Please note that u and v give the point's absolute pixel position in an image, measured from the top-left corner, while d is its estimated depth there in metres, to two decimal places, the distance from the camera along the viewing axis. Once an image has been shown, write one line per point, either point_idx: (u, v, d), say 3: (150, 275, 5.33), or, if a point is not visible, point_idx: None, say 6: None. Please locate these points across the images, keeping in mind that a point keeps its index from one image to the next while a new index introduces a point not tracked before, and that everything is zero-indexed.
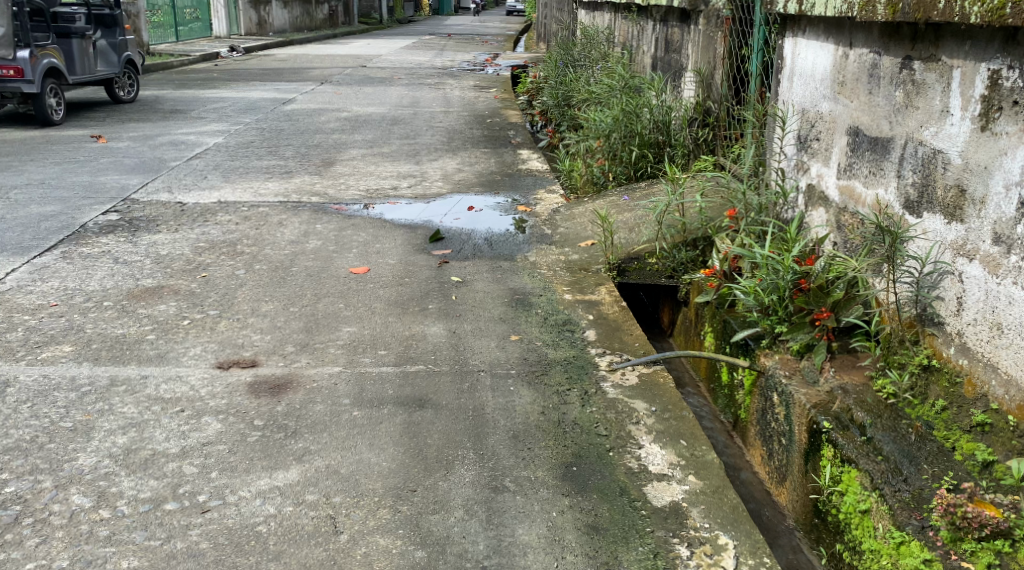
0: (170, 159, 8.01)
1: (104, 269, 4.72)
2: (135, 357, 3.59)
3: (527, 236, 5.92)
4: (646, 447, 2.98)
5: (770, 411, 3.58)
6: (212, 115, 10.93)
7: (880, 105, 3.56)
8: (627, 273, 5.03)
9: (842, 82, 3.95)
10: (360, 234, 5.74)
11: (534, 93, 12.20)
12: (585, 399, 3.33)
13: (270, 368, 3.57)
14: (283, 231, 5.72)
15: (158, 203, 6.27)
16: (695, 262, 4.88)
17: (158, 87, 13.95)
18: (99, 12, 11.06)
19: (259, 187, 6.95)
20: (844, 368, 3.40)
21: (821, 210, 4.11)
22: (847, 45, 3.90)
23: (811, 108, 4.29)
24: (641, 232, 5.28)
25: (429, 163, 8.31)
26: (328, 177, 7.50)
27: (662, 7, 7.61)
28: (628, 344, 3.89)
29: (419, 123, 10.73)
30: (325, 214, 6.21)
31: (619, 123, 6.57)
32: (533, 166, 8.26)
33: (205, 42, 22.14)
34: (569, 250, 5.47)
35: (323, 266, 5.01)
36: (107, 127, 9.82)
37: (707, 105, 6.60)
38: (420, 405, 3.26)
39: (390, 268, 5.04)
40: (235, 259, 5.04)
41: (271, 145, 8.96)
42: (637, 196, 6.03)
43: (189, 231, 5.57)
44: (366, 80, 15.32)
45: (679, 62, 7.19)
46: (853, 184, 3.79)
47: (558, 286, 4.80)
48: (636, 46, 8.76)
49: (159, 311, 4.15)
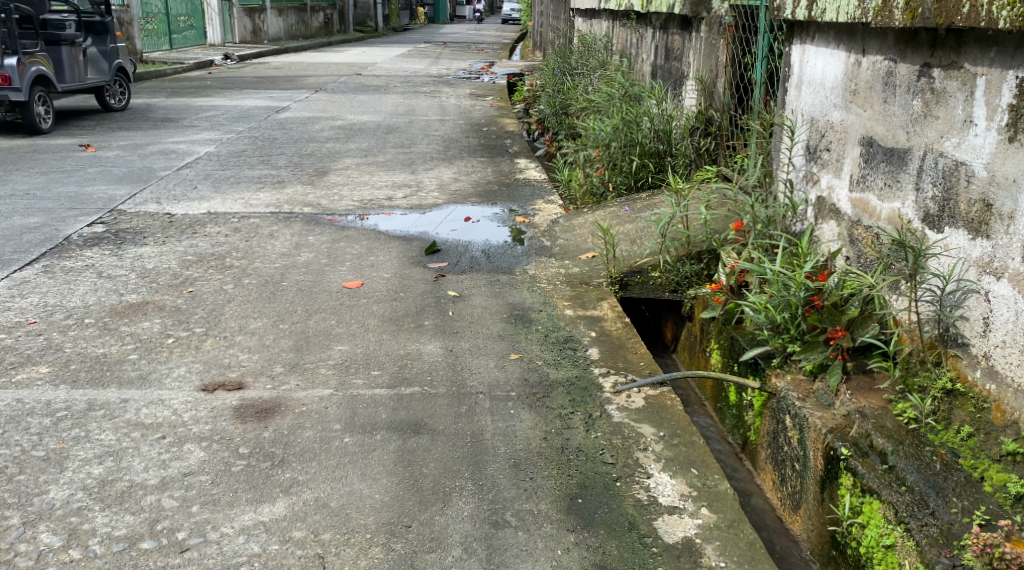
0: (160, 168, 7.84)
1: (86, 284, 4.55)
2: (116, 379, 3.42)
3: (526, 247, 5.77)
4: (655, 477, 2.81)
5: (782, 435, 3.43)
6: (204, 123, 10.78)
7: (897, 115, 3.40)
8: (629, 287, 4.89)
9: (854, 91, 3.79)
10: (353, 247, 5.57)
11: (532, 101, 12.07)
12: (589, 424, 3.16)
13: (258, 390, 3.39)
14: (274, 243, 5.55)
15: (146, 214, 6.10)
16: (700, 275, 4.73)
17: (151, 95, 13.79)
18: (89, 20, 10.91)
19: (250, 198, 6.78)
20: (860, 391, 3.23)
21: (832, 223, 3.96)
22: (859, 52, 3.74)
23: (821, 117, 4.13)
24: (643, 245, 5.15)
25: (425, 172, 8.16)
26: (321, 186, 7.33)
27: (662, 15, 7.46)
28: (632, 363, 3.73)
29: (415, 131, 10.57)
30: (318, 226, 6.05)
31: (618, 132, 6.47)
32: (531, 176, 8.12)
33: (199, 50, 21.99)
34: (570, 263, 5.31)
35: (315, 280, 4.85)
36: (97, 135, 9.66)
37: (709, 114, 6.38)
38: (416, 431, 3.09)
39: (385, 282, 4.88)
40: (223, 274, 4.87)
41: (263, 154, 8.80)
42: (638, 207, 5.91)
43: (176, 244, 5.40)
44: (361, 88, 15.19)
45: (679, 70, 7.02)
46: (867, 198, 3.64)
47: (559, 301, 4.64)
48: (635, 53, 8.61)
49: (143, 329, 3.97)
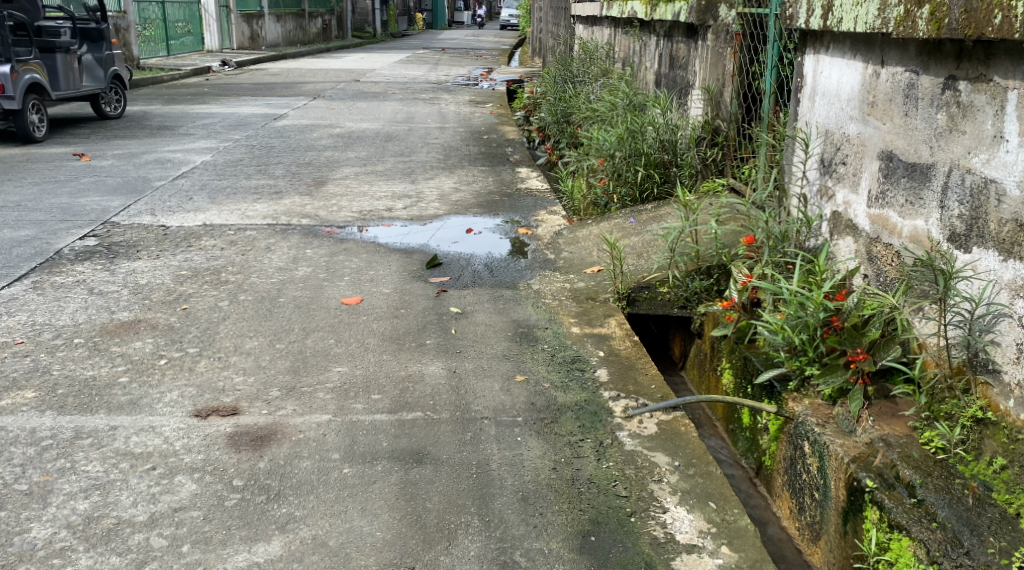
0: (155, 178, 7.70)
1: (77, 301, 4.41)
2: (104, 404, 3.28)
3: (529, 261, 5.63)
4: (671, 512, 2.69)
5: (800, 462, 3.28)
6: (201, 132, 10.64)
7: (919, 129, 3.26)
8: (637, 303, 4.73)
9: (873, 103, 3.66)
10: (352, 260, 5.43)
11: (532, 108, 11.93)
12: (600, 453, 3.02)
13: (253, 416, 3.25)
14: (271, 257, 5.41)
15: (140, 227, 5.96)
16: (710, 291, 4.58)
17: (148, 103, 13.65)
18: (84, 27, 10.77)
19: (247, 209, 6.64)
20: (883, 417, 3.09)
21: (849, 239, 3.82)
22: (878, 63, 3.61)
23: (836, 129, 4.00)
24: (650, 259, 5.04)
25: (425, 182, 8.02)
26: (319, 197, 7.19)
27: (666, 22, 7.32)
28: (643, 385, 3.57)
29: (414, 139, 10.43)
30: (316, 238, 5.91)
31: (623, 143, 6.32)
32: (533, 185, 7.98)
33: (196, 56, 21.85)
34: (575, 278, 5.17)
35: (312, 296, 4.70)
36: (92, 144, 9.52)
37: (716, 124, 6.22)
38: (418, 461, 2.95)
39: (385, 297, 4.74)
40: (218, 290, 4.73)
41: (261, 163, 8.66)
42: (643, 219, 5.81)
43: (170, 258, 5.26)
44: (359, 95, 15.04)
45: (685, 79, 6.88)
46: (887, 214, 3.50)
47: (564, 318, 4.49)
48: (638, 61, 8.47)
49: (134, 350, 3.83)
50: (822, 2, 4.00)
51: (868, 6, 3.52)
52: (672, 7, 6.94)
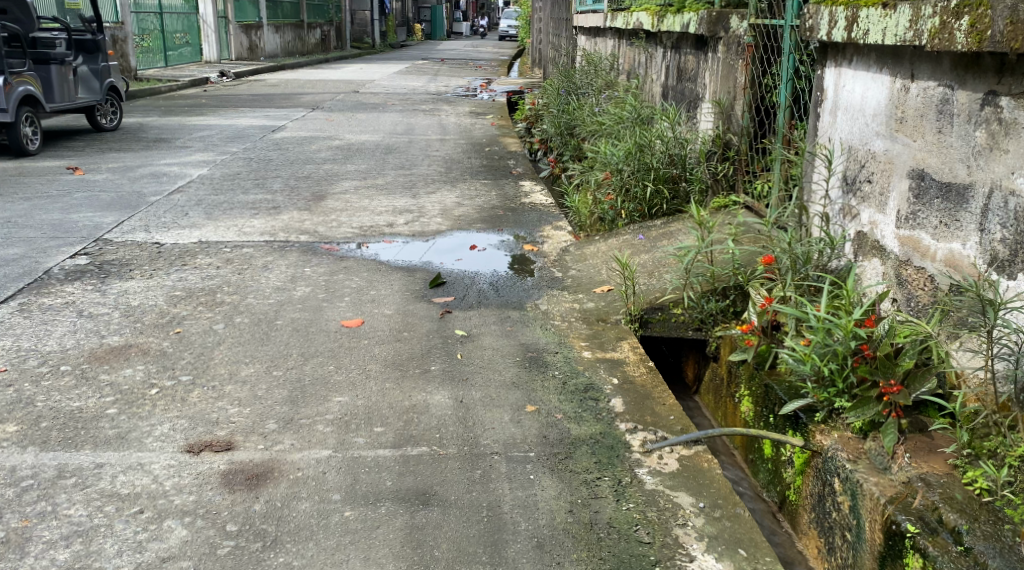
0: (150, 193, 7.51)
1: (65, 324, 4.22)
2: (90, 438, 3.09)
3: (536, 279, 5.45)
4: (698, 560, 2.54)
5: (829, 499, 3.09)
6: (198, 144, 10.46)
7: (955, 146, 3.10)
8: (650, 325, 4.56)
9: (901, 119, 3.49)
10: (352, 279, 5.24)
11: (534, 120, 11.76)
12: (620, 492, 2.84)
13: (248, 452, 3.06)
14: (268, 276, 5.23)
15: (133, 244, 5.77)
16: (726, 312, 4.40)
17: (144, 115, 13.48)
18: (80, 38, 10.60)
19: (244, 225, 6.45)
20: (920, 453, 2.90)
21: (876, 261, 3.65)
22: (907, 77, 3.44)
23: (860, 146, 3.83)
24: (663, 279, 4.87)
25: (426, 196, 7.83)
26: (318, 212, 7.00)
27: (674, 34, 7.15)
28: (662, 417, 3.37)
29: (415, 152, 10.25)
30: (315, 256, 5.72)
31: (630, 157, 6.18)
32: (537, 199, 7.79)
33: (194, 67, 21.69)
34: (584, 297, 4.98)
35: (311, 319, 4.51)
36: (86, 157, 9.33)
37: (727, 138, 6.02)
38: (424, 502, 2.77)
39: (387, 319, 4.55)
40: (213, 312, 4.54)
41: (258, 177, 8.47)
42: (653, 236, 5.68)
43: (164, 277, 5.08)
44: (358, 106, 14.87)
45: (694, 91, 6.69)
46: (918, 235, 3.33)
47: (575, 342, 4.30)
48: (644, 72, 8.29)
49: (123, 378, 3.63)
50: (845, 14, 3.84)
51: (898, 17, 3.36)
52: (680, 18, 6.77)
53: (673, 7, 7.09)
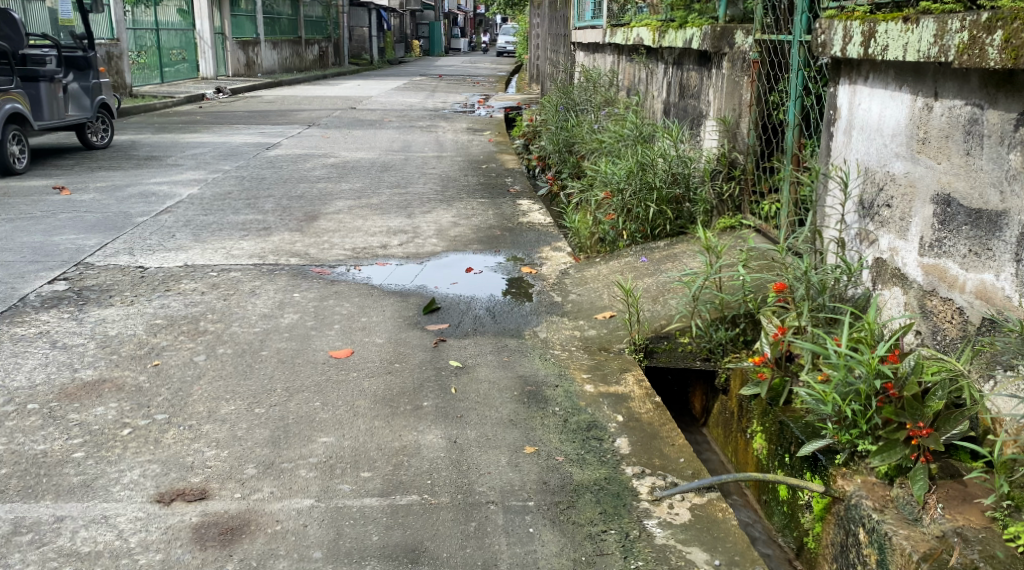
0: (137, 214, 7.28)
1: (36, 357, 3.99)
2: (52, 487, 2.86)
3: (535, 304, 5.22)
4: None
5: (853, 550, 2.86)
6: (190, 162, 10.25)
7: (985, 169, 2.90)
8: (655, 355, 4.33)
9: (923, 140, 3.28)
10: (343, 305, 5.01)
11: (532, 137, 11.58)
12: (627, 548, 2.65)
13: (223, 502, 2.82)
14: (255, 302, 5.00)
15: (116, 269, 5.55)
16: (735, 341, 4.19)
17: (137, 132, 13.28)
18: (71, 55, 10.42)
19: (232, 248, 6.22)
20: (953, 503, 2.68)
21: (897, 290, 3.43)
22: (930, 95, 3.23)
23: (878, 168, 3.62)
24: (668, 305, 4.65)
25: (422, 215, 7.61)
26: (310, 233, 6.78)
27: (676, 50, 6.97)
28: (672, 461, 3.15)
29: (411, 169, 10.05)
30: (305, 280, 5.49)
31: (632, 177, 5.95)
32: (535, 219, 7.58)
33: (191, 83, 21.52)
34: (585, 325, 4.75)
35: (298, 349, 4.28)
36: (74, 176, 9.12)
37: (732, 156, 5.83)
38: (414, 561, 2.57)
39: (378, 349, 4.31)
40: (195, 343, 4.32)
41: (250, 196, 8.25)
42: (657, 258, 5.47)
43: (145, 304, 4.85)
44: (355, 123, 14.68)
45: (697, 109, 6.48)
46: (945, 264, 3.12)
47: (576, 374, 4.06)
48: (644, 89, 8.10)
49: (94, 418, 3.39)
50: (862, 28, 3.61)
51: (921, 32, 3.15)
52: (682, 34, 6.57)
53: (675, 23, 6.88)
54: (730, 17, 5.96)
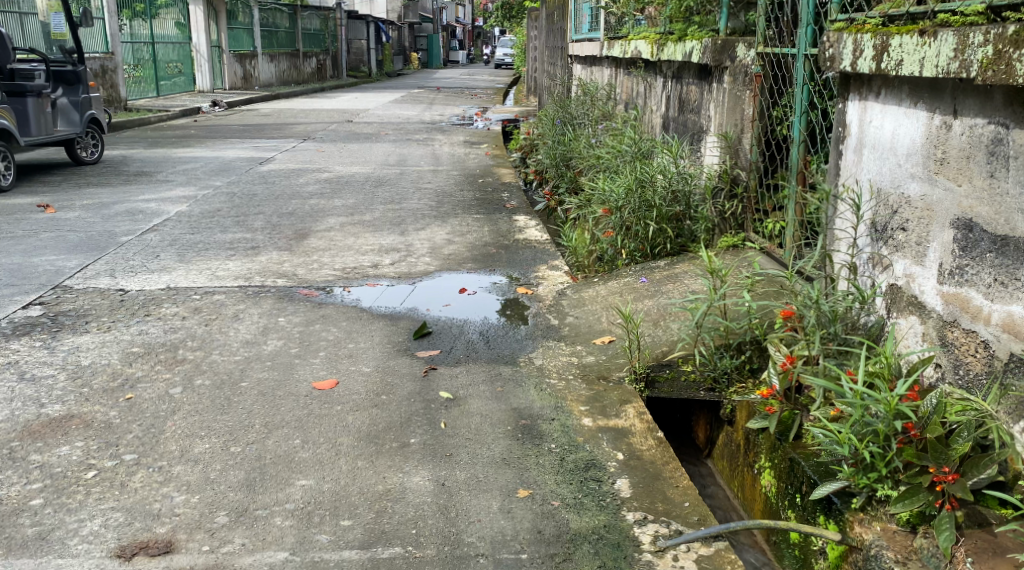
0: (122, 233, 7.07)
1: (3, 390, 3.79)
2: (6, 542, 2.71)
3: (531, 327, 5.01)
4: None
5: None
6: (180, 178, 10.05)
7: (1012, 194, 2.73)
8: (656, 385, 4.11)
9: (941, 160, 3.08)
10: (329, 331, 4.79)
11: (529, 150, 11.39)
12: None
13: (188, 556, 2.67)
14: (237, 327, 4.79)
15: (95, 292, 5.34)
16: (741, 370, 3.99)
17: (129, 146, 13.07)
18: (59, 69, 10.25)
19: (218, 268, 6.01)
20: (983, 556, 2.50)
21: (914, 319, 3.23)
22: (948, 112, 3.04)
23: (892, 189, 3.42)
24: (670, 330, 4.45)
25: (415, 233, 7.40)
26: (299, 252, 6.57)
27: (675, 63, 6.76)
28: (676, 505, 2.97)
29: (406, 184, 9.84)
30: (291, 304, 5.28)
31: (631, 194, 5.75)
32: (531, 236, 7.37)
33: (187, 97, 21.35)
34: (583, 350, 4.54)
35: (280, 379, 4.06)
36: (61, 193, 8.91)
37: (734, 173, 5.59)
38: None
39: (364, 380, 4.09)
40: (171, 372, 4.11)
41: (239, 213, 8.04)
42: (658, 278, 5.26)
43: (122, 331, 4.64)
44: (351, 136, 14.49)
45: (697, 124, 6.23)
46: (967, 294, 2.93)
47: (574, 405, 3.84)
48: (643, 102, 7.90)
49: (57, 459, 3.19)
50: (874, 41, 3.39)
51: (939, 46, 2.95)
52: (681, 47, 6.33)
53: (674, 35, 6.67)
54: (732, 30, 5.73)
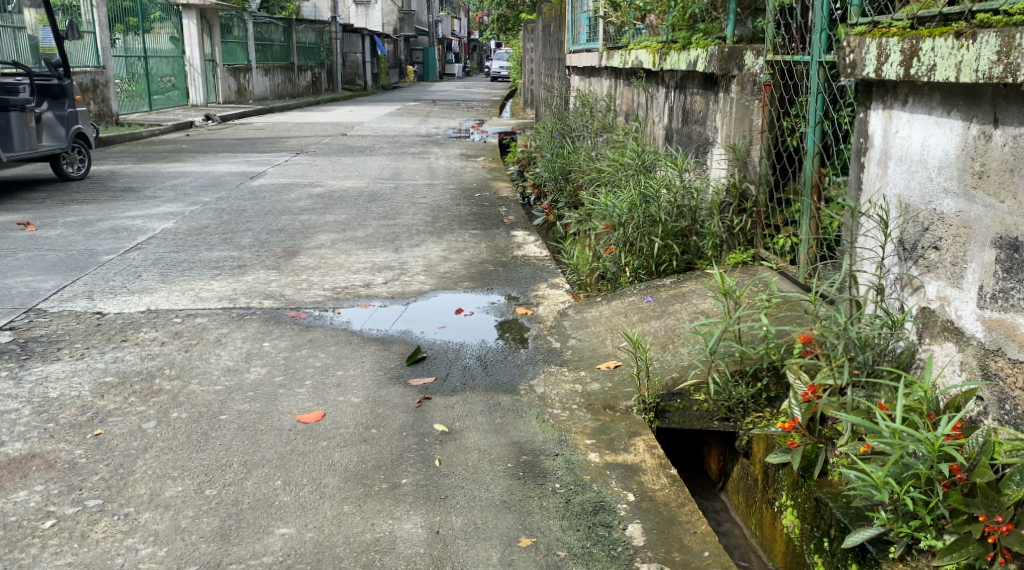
0: (104, 251, 6.80)
1: None
2: None
3: (531, 350, 4.73)
4: None
5: None
6: (168, 194, 9.78)
7: None
8: (667, 415, 3.82)
9: (979, 173, 2.83)
10: (317, 357, 4.51)
11: (527, 163, 11.13)
12: None
13: None
14: (219, 353, 4.52)
15: (70, 316, 5.07)
16: (758, 399, 3.72)
17: (118, 161, 12.80)
18: (45, 83, 10.02)
19: (201, 289, 5.74)
20: None
21: (950, 347, 2.97)
22: (987, 122, 2.79)
23: (922, 205, 3.16)
24: (680, 356, 4.15)
25: (410, 249, 7.13)
26: (287, 271, 6.30)
27: (678, 72, 6.50)
28: (694, 556, 2.73)
29: (400, 199, 9.57)
30: (277, 327, 5.00)
31: (635, 210, 5.52)
32: (530, 252, 7.11)
33: (180, 111, 21.08)
34: (587, 377, 4.25)
35: (263, 411, 3.79)
36: (44, 209, 8.64)
37: (743, 187, 5.32)
38: None
39: (353, 411, 3.81)
40: (146, 405, 3.84)
41: (227, 230, 7.77)
42: (664, 297, 5.01)
43: (96, 358, 4.37)
44: (345, 150, 14.23)
45: (702, 136, 5.97)
46: (1012, 320, 2.69)
47: (579, 439, 3.56)
48: (644, 114, 7.64)
49: (12, 506, 2.94)
50: (901, 45, 3.11)
51: (979, 49, 2.70)
52: (686, 56, 6.04)
53: (677, 44, 6.40)
54: (738, 37, 5.47)
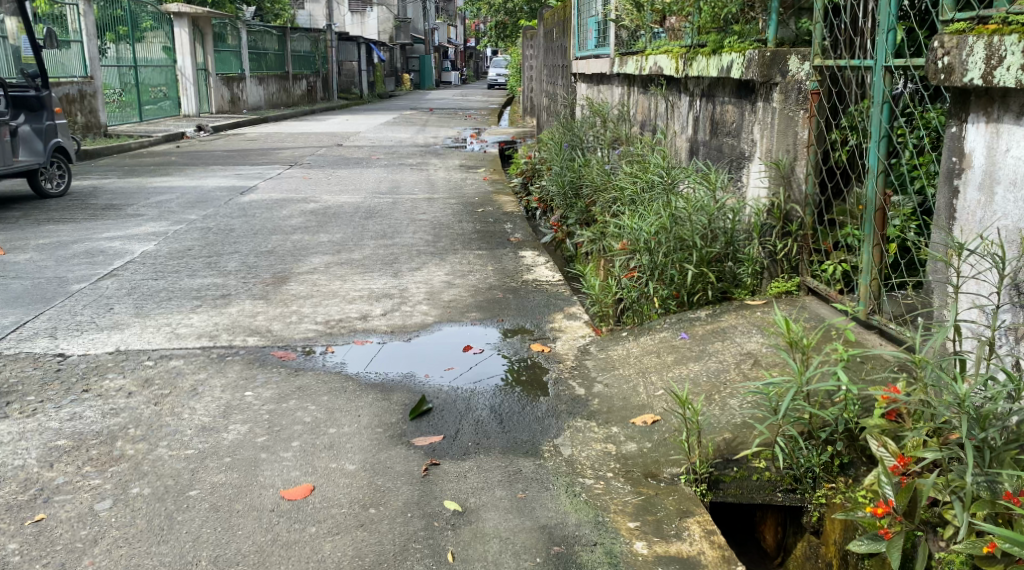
0: (75, 279, 6.19)
1: None
2: None
3: (552, 398, 4.12)
4: None
5: None
6: (151, 211, 9.19)
7: None
8: (722, 487, 3.18)
9: None
10: (306, 410, 3.89)
11: (532, 174, 10.54)
12: None
13: None
14: (193, 406, 3.91)
15: (28, 359, 4.47)
16: (829, 467, 3.12)
17: (102, 176, 12.19)
18: (22, 94, 9.41)
19: (179, 324, 5.13)
20: None
21: None
22: None
23: None
24: (733, 409, 3.55)
25: (410, 274, 6.53)
26: (276, 302, 5.69)
27: (705, 80, 5.93)
28: None
29: (399, 215, 8.97)
30: (262, 371, 4.39)
31: (664, 234, 4.88)
32: (541, 275, 6.51)
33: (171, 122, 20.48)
34: (621, 434, 3.63)
35: (241, 485, 3.18)
36: (16, 231, 8.03)
37: (786, 209, 4.73)
38: None
39: (348, 483, 3.21)
40: (102, 477, 3.24)
41: (213, 253, 7.16)
42: (701, 333, 4.41)
43: (49, 415, 3.77)
44: (341, 161, 13.63)
45: (735, 149, 5.37)
46: None
47: (620, 520, 2.97)
48: (663, 123, 7.05)
49: None
50: None
51: None
52: (717, 61, 5.45)
53: (705, 48, 5.81)
54: (780, 40, 4.81)
